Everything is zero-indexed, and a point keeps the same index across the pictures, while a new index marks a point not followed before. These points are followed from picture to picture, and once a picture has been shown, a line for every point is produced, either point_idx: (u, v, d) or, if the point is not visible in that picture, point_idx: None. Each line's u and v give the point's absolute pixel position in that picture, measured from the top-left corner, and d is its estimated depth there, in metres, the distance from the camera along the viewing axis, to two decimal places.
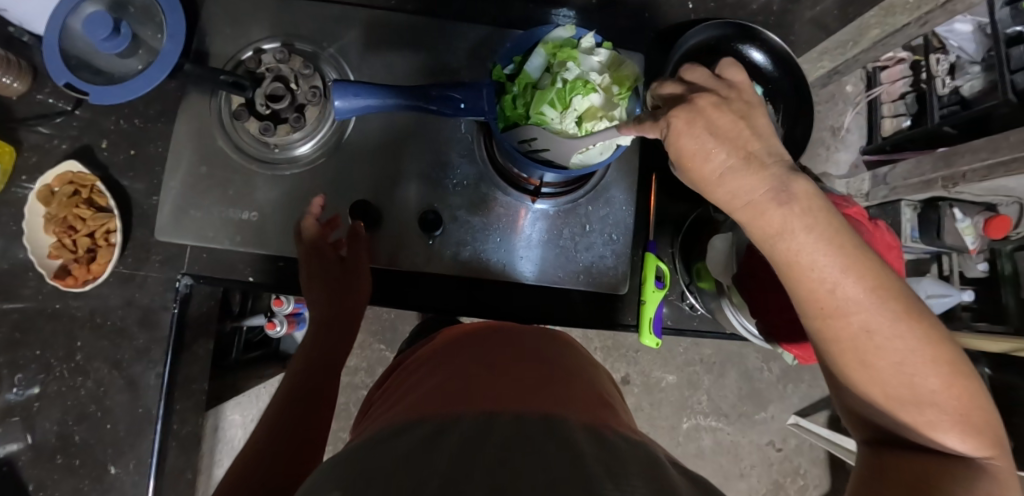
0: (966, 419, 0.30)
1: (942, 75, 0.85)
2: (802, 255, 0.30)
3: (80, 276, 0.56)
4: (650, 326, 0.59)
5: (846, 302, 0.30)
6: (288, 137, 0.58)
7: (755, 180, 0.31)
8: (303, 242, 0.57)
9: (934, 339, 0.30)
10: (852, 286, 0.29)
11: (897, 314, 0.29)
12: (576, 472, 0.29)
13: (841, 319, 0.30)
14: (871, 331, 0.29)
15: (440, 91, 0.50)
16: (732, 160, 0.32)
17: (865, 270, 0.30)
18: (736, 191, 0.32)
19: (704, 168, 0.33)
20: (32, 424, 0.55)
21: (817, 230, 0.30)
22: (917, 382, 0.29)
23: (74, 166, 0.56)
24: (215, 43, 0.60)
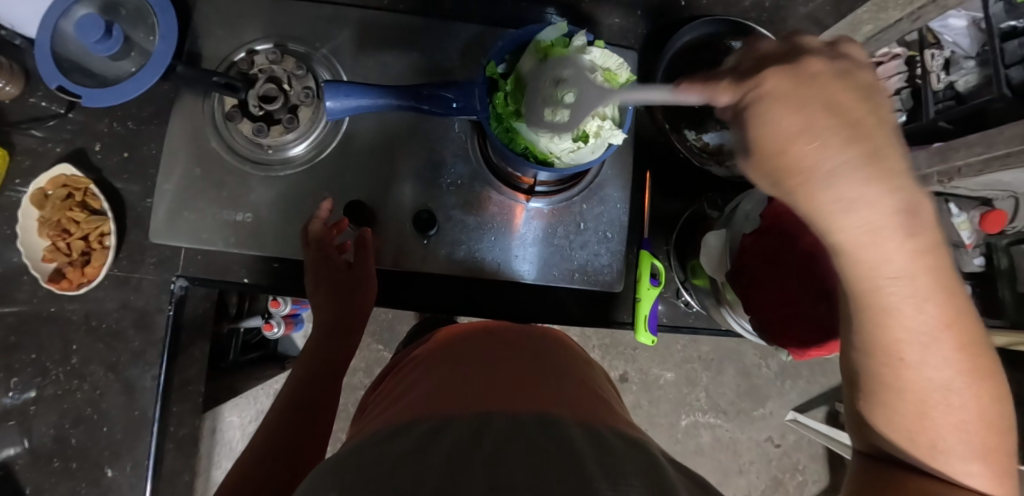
0: (996, 468, 0.29)
1: (937, 70, 0.85)
2: (890, 298, 0.27)
3: (75, 279, 0.56)
4: (646, 323, 0.59)
5: (918, 348, 0.28)
6: (282, 137, 0.57)
7: (875, 186, 0.25)
8: (310, 248, 0.57)
9: (986, 392, 0.29)
10: (937, 342, 0.28)
11: (965, 371, 0.28)
12: (572, 473, 0.29)
13: (909, 368, 0.28)
14: (944, 388, 0.28)
15: (431, 91, 0.51)
16: (851, 154, 0.25)
17: (951, 320, 0.28)
18: (846, 191, 0.25)
19: (801, 153, 0.25)
20: (28, 428, 0.55)
21: (923, 276, 0.27)
22: (959, 437, 0.29)
23: (68, 169, 0.57)
24: (208, 45, 0.60)
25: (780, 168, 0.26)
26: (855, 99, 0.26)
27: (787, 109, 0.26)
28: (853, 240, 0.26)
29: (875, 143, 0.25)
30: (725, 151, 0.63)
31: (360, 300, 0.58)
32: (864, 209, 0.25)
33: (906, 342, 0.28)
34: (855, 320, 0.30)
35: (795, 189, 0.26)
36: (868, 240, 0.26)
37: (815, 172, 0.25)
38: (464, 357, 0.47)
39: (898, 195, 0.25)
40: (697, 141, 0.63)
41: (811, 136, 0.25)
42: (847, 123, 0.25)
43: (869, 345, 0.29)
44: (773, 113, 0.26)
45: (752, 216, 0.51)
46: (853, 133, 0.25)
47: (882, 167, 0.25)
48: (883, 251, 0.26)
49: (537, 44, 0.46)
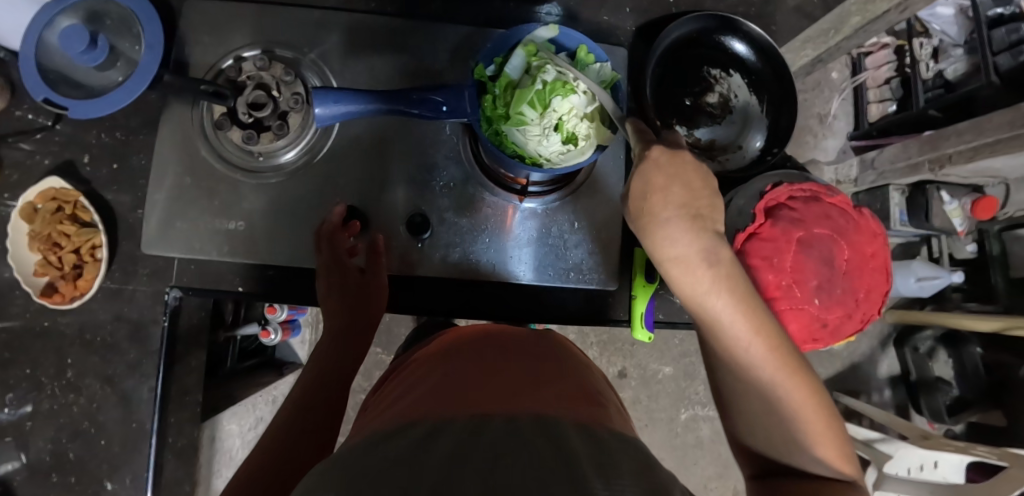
0: (836, 444, 0.37)
1: (926, 59, 0.85)
2: (718, 313, 0.37)
3: (67, 293, 0.56)
4: (643, 321, 0.60)
5: (747, 351, 0.37)
6: (272, 144, 0.58)
7: (693, 239, 0.37)
8: (323, 252, 0.57)
9: (807, 386, 0.37)
10: (755, 346, 0.37)
11: (788, 371, 0.37)
12: (568, 472, 0.29)
13: (750, 368, 0.37)
14: (775, 384, 0.37)
15: (420, 94, 0.50)
16: (680, 218, 0.37)
17: (761, 326, 0.37)
18: (674, 242, 0.37)
19: (656, 217, 0.38)
20: (25, 444, 0.55)
21: (735, 296, 0.37)
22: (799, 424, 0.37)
23: (56, 182, 0.56)
24: (195, 53, 0.60)
25: (645, 218, 0.38)
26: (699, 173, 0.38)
27: (660, 169, 0.37)
28: (682, 270, 0.37)
29: (699, 203, 0.38)
30: (717, 146, 0.65)
31: (372, 305, 0.58)
32: (693, 248, 0.37)
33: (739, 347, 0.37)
34: (709, 342, 0.39)
35: (651, 235, 0.38)
36: (687, 271, 0.37)
37: (663, 222, 0.37)
38: (453, 360, 0.48)
39: (711, 243, 0.37)
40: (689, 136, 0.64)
41: (666, 193, 0.37)
42: (691, 189, 0.38)
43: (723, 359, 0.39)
44: (649, 172, 0.37)
45: (743, 212, 0.48)
46: (688, 192, 0.38)
47: (701, 224, 0.37)
48: (704, 281, 0.37)
49: (529, 45, 0.47)
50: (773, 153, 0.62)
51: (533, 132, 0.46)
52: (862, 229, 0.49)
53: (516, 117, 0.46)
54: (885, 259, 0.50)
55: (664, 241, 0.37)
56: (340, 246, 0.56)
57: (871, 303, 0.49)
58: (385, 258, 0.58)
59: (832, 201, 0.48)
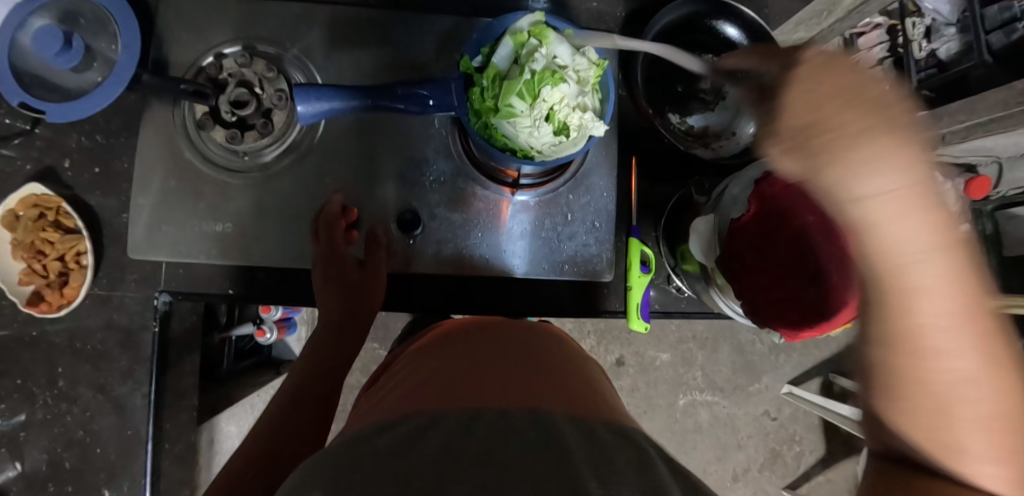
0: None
1: (918, 39, 0.78)
2: (918, 278, 0.25)
3: (54, 301, 0.54)
4: (638, 311, 0.58)
5: (942, 337, 0.26)
6: (257, 144, 0.56)
7: (897, 157, 0.25)
8: (321, 244, 0.56)
9: (1017, 390, 0.26)
10: (959, 333, 0.25)
11: (998, 380, 0.26)
12: (562, 470, 0.29)
13: (929, 359, 0.26)
14: (966, 389, 0.26)
15: (405, 89, 0.49)
16: (876, 125, 0.26)
17: (979, 308, 0.26)
18: (869, 158, 0.25)
19: (830, 123, 0.27)
20: (20, 455, 0.54)
21: (951, 254, 0.25)
22: (984, 448, 0.26)
23: (37, 188, 0.55)
24: (174, 51, 0.58)
25: (818, 144, 0.27)
26: (861, 83, 0.27)
27: (831, 94, 0.27)
28: (878, 215, 0.25)
29: (900, 119, 0.26)
30: (711, 133, 0.63)
31: (370, 300, 0.59)
32: (899, 186, 0.25)
33: (931, 328, 0.26)
34: (873, 311, 0.27)
35: (833, 166, 0.26)
36: (893, 208, 0.25)
37: (853, 153, 0.26)
38: (447, 352, 0.48)
39: (923, 170, 0.25)
40: (682, 123, 0.63)
41: (844, 111, 0.26)
42: (879, 101, 0.26)
43: (891, 336, 0.27)
44: (817, 96, 0.27)
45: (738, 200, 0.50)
46: (880, 105, 0.26)
47: (915, 151, 0.25)
48: (909, 226, 0.25)
49: (518, 34, 0.46)
50: None
51: (523, 123, 0.45)
52: None
53: (505, 109, 0.44)
54: None
55: (855, 174, 0.26)
56: (337, 237, 0.56)
57: None
58: (383, 253, 0.58)
59: None
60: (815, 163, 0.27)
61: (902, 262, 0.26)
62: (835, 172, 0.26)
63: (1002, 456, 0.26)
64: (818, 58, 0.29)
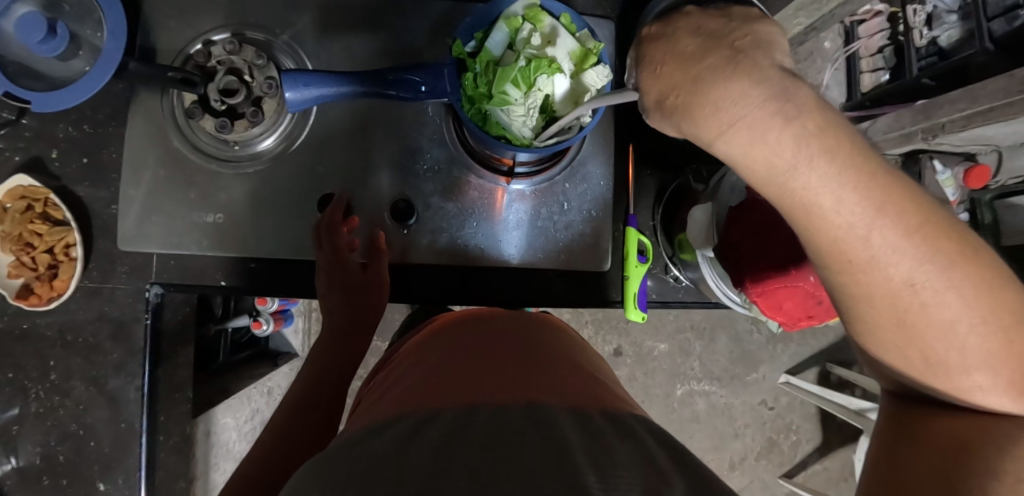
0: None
1: (919, 27, 0.71)
2: (821, 193, 0.22)
3: (44, 294, 0.54)
4: (636, 301, 0.58)
5: (871, 237, 0.23)
6: (248, 132, 0.55)
7: (746, 88, 0.22)
8: (324, 250, 0.55)
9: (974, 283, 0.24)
10: (884, 227, 0.23)
11: (949, 259, 0.24)
12: (561, 467, 0.28)
13: (865, 271, 0.24)
14: (917, 285, 0.24)
15: (396, 75, 0.48)
16: (718, 66, 0.22)
17: (888, 182, 0.23)
18: (726, 103, 0.22)
19: (681, 90, 0.23)
20: (15, 448, 0.54)
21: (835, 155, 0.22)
22: (960, 350, 0.26)
23: (24, 179, 0.54)
24: (161, 38, 0.57)
25: (677, 106, 0.23)
26: (693, 32, 0.24)
27: (662, 52, 0.24)
28: (757, 158, 0.22)
29: (739, 51, 0.22)
30: None
31: (373, 301, 0.57)
32: (746, 114, 0.22)
33: (859, 238, 0.23)
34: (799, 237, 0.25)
35: (689, 121, 0.23)
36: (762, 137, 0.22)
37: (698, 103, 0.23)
38: (444, 346, 0.47)
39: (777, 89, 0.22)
40: None
41: (679, 66, 0.23)
42: (714, 38, 0.23)
43: (821, 257, 0.25)
44: (655, 61, 0.24)
45: (737, 189, 0.49)
46: (712, 43, 0.23)
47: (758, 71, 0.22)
48: (777, 144, 0.22)
49: (512, 19, 0.45)
50: None
51: (517, 112, 0.44)
52: None
53: (499, 97, 0.44)
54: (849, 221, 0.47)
55: (704, 121, 0.23)
56: (340, 243, 0.54)
57: None
58: (387, 252, 0.57)
59: None
60: (676, 123, 0.24)
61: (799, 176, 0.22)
62: (693, 126, 0.23)
63: (971, 348, 0.25)
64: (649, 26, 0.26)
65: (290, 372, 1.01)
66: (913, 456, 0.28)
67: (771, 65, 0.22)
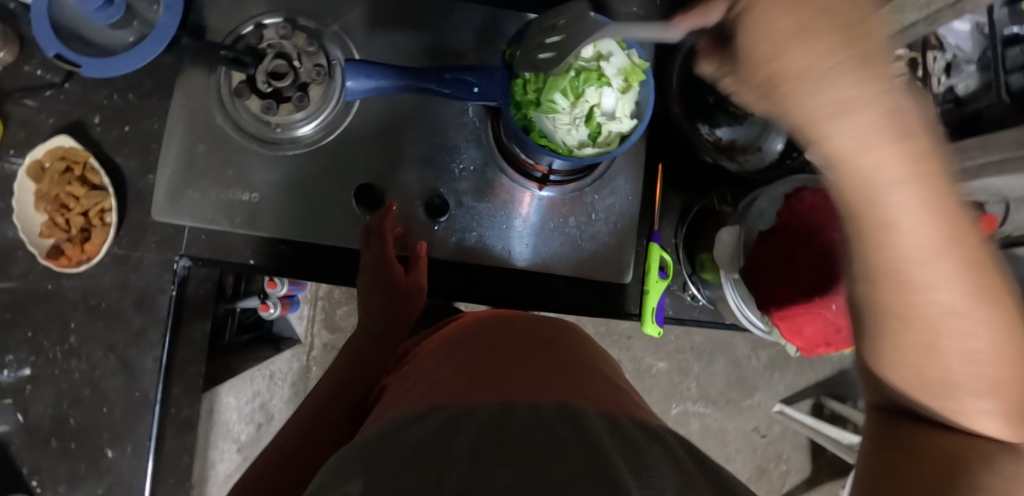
0: (1015, 414, 0.26)
1: (939, 74, 0.70)
2: (897, 213, 0.24)
3: (74, 257, 0.54)
4: (654, 315, 0.59)
5: (938, 277, 0.24)
6: (291, 116, 0.56)
7: (869, 102, 0.24)
8: (371, 251, 0.56)
9: (1004, 319, 0.25)
10: (945, 262, 0.24)
11: (993, 300, 0.25)
12: (600, 466, 0.29)
13: (913, 293, 0.25)
14: (956, 313, 0.25)
15: (452, 74, 0.48)
16: (842, 64, 0.24)
17: (944, 206, 0.24)
18: (844, 114, 0.24)
19: (806, 98, 0.25)
20: (25, 407, 0.54)
21: (921, 184, 0.24)
22: (975, 367, 0.26)
23: (66, 141, 0.55)
24: (213, 16, 0.58)
25: (780, 93, 0.26)
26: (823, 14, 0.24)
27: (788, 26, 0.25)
28: (844, 149, 0.25)
29: (870, 51, 0.24)
30: (737, 147, 0.62)
31: (410, 306, 0.58)
32: (851, 123, 0.24)
33: (893, 237, 0.24)
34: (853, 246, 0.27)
35: (801, 115, 0.26)
36: (863, 150, 0.24)
37: (801, 73, 0.25)
38: (474, 343, 0.48)
39: (889, 104, 0.24)
40: (711, 135, 0.62)
41: (806, 51, 0.25)
42: (850, 27, 0.24)
43: (866, 276, 0.26)
44: (773, 41, 0.26)
45: (767, 213, 0.50)
46: (846, 31, 0.24)
47: (867, 67, 0.24)
48: (875, 160, 0.24)
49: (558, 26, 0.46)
50: (794, 157, 0.61)
51: (562, 120, 0.46)
52: None
53: (547, 104, 0.46)
54: None
55: (821, 126, 0.25)
56: (387, 247, 0.55)
57: None
58: (425, 259, 0.58)
59: None
60: (784, 113, 0.27)
61: (878, 194, 0.24)
62: (800, 124, 0.26)
63: (975, 351, 0.25)
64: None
65: (292, 358, 1.01)
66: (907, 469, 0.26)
67: (891, 81, 0.24)
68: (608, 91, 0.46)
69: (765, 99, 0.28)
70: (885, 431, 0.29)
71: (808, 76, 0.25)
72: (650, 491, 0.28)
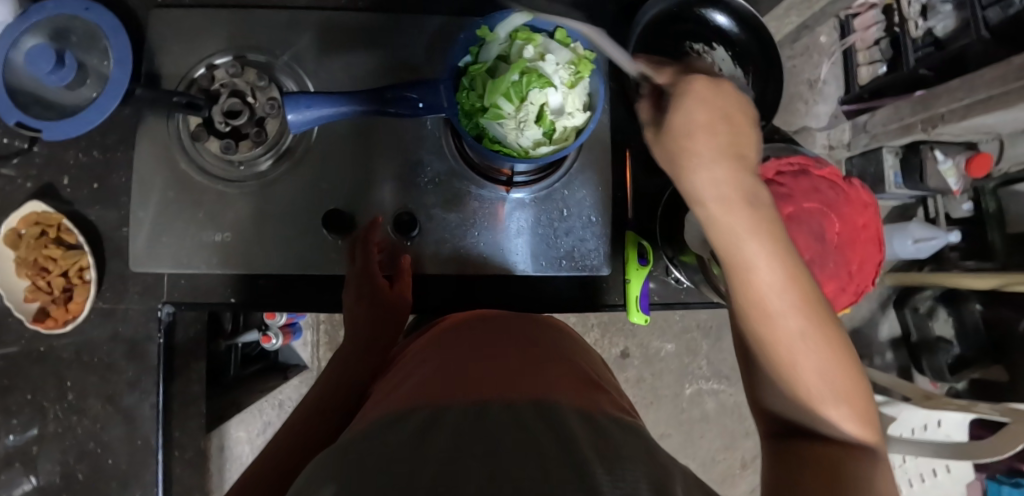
0: (866, 418, 0.32)
1: (913, 17, 0.78)
2: (750, 256, 0.33)
3: (60, 317, 0.56)
4: (638, 303, 0.59)
5: (783, 307, 0.32)
6: (252, 152, 0.57)
7: (730, 173, 0.34)
8: (355, 264, 0.57)
9: (840, 343, 0.33)
10: (789, 298, 0.32)
11: (824, 328, 0.32)
12: (574, 461, 0.28)
13: (777, 320, 0.32)
14: (806, 336, 0.32)
15: (395, 93, 0.49)
16: (716, 146, 0.34)
17: (786, 258, 0.33)
18: (713, 177, 0.34)
19: (692, 161, 0.34)
20: (34, 467, 0.55)
21: (771, 241, 0.32)
22: (822, 377, 0.32)
23: (38, 206, 0.55)
24: (166, 63, 0.58)
25: (676, 155, 0.36)
26: (713, 116, 0.35)
27: (686, 112, 0.35)
28: (712, 198, 0.34)
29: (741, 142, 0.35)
30: None
31: (395, 321, 0.56)
32: (717, 185, 0.34)
33: (754, 273, 0.33)
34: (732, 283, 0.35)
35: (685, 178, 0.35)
36: (729, 212, 0.33)
37: (696, 152, 0.34)
38: (454, 341, 0.49)
39: (742, 179, 0.34)
40: None
41: (701, 132, 0.34)
42: (729, 130, 0.35)
43: (748, 311, 0.34)
44: (688, 117, 0.35)
45: None
46: (725, 133, 0.35)
47: (739, 164, 0.34)
48: (733, 222, 0.33)
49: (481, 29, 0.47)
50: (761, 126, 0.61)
51: (510, 125, 0.46)
52: (853, 200, 0.48)
53: (493, 110, 0.45)
54: (880, 228, 0.49)
55: (695, 185, 0.34)
56: (370, 259, 0.56)
57: (865, 275, 0.48)
58: (410, 273, 0.59)
59: (824, 173, 0.48)
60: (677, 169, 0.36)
61: (742, 249, 0.33)
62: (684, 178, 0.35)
63: (825, 363, 0.32)
64: (705, 78, 0.36)
65: (300, 384, 1.03)
66: (801, 465, 0.30)
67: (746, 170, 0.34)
68: (552, 90, 0.46)
69: (667, 155, 0.37)
70: (779, 446, 0.33)
71: (700, 151, 0.34)
72: (620, 486, 0.27)
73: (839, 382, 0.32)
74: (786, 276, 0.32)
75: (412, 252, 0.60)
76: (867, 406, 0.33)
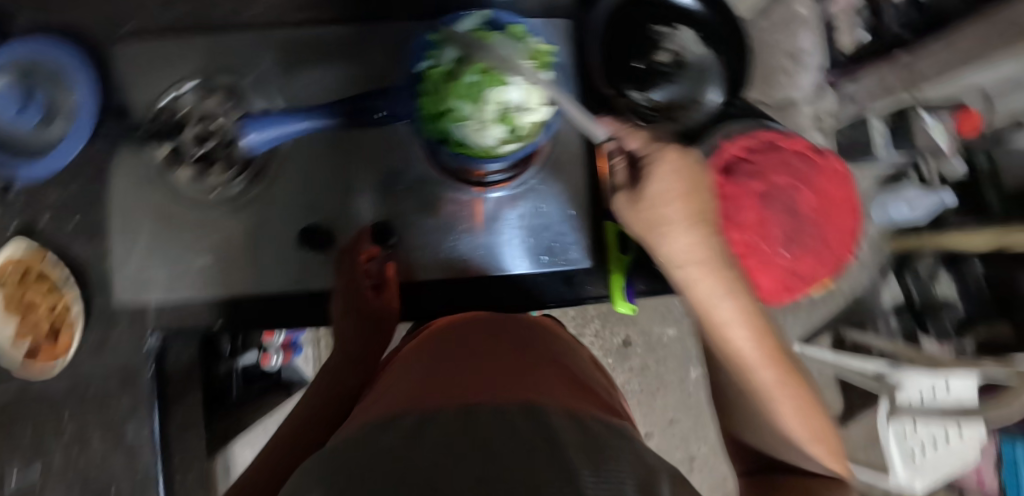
0: (833, 454, 0.35)
1: None
2: (721, 313, 0.35)
3: (50, 354, 0.56)
4: (622, 292, 0.58)
5: (750, 358, 0.35)
6: (225, 176, 0.58)
7: (697, 239, 0.35)
8: (343, 277, 0.57)
9: (804, 388, 0.35)
10: (756, 351, 0.34)
11: (787, 375, 0.35)
12: (561, 461, 0.27)
13: (752, 370, 0.35)
14: (779, 386, 0.34)
15: (360, 103, 0.50)
16: (683, 211, 0.36)
17: (751, 313, 0.35)
18: (680, 246, 0.35)
19: (662, 230, 0.36)
20: None
21: (738, 297, 0.35)
22: (790, 420, 0.35)
23: (21, 244, 0.55)
24: (134, 94, 0.59)
25: (647, 223, 0.37)
26: (683, 187, 0.36)
27: (655, 184, 0.36)
28: (680, 261, 0.36)
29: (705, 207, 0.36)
30: (675, 105, 0.63)
31: (383, 330, 0.56)
32: (686, 251, 0.35)
33: (726, 332, 0.35)
34: (710, 340, 0.37)
35: (660, 242, 0.36)
36: (700, 275, 0.35)
37: (668, 220, 0.36)
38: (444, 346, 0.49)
39: (706, 243, 0.35)
40: (645, 99, 0.62)
41: (672, 204, 0.36)
42: (697, 198, 0.36)
43: (727, 361, 0.36)
44: (658, 192, 0.36)
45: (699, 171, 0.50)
46: (693, 202, 0.36)
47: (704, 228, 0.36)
48: (705, 285, 0.35)
49: (437, 32, 0.47)
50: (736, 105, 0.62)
51: (471, 126, 0.46)
52: (824, 171, 0.52)
53: (451, 113, 0.46)
54: (852, 193, 0.53)
55: (667, 247, 0.36)
56: (357, 266, 0.56)
57: (839, 241, 0.53)
58: (395, 280, 0.59)
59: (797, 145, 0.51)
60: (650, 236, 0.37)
61: (713, 307, 0.35)
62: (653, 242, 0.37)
63: (793, 409, 0.35)
64: (675, 152, 0.36)
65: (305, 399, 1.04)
66: None
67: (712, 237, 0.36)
68: (512, 87, 0.46)
69: (637, 219, 0.38)
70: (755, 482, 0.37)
71: (671, 221, 0.36)
72: (606, 485, 0.25)
73: (803, 423, 0.35)
74: (754, 330, 0.35)
75: (394, 259, 0.59)
76: (831, 440, 0.36)
